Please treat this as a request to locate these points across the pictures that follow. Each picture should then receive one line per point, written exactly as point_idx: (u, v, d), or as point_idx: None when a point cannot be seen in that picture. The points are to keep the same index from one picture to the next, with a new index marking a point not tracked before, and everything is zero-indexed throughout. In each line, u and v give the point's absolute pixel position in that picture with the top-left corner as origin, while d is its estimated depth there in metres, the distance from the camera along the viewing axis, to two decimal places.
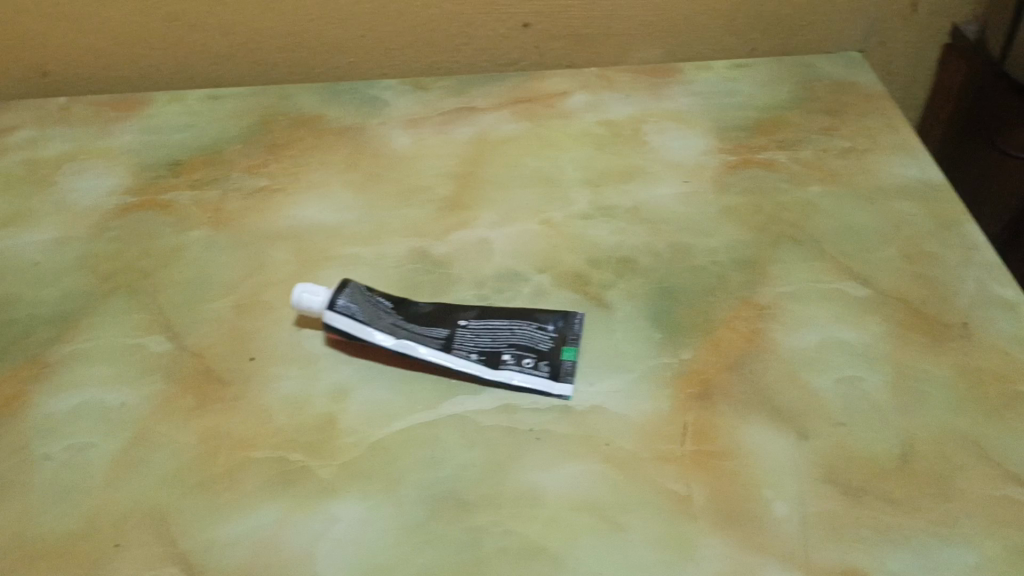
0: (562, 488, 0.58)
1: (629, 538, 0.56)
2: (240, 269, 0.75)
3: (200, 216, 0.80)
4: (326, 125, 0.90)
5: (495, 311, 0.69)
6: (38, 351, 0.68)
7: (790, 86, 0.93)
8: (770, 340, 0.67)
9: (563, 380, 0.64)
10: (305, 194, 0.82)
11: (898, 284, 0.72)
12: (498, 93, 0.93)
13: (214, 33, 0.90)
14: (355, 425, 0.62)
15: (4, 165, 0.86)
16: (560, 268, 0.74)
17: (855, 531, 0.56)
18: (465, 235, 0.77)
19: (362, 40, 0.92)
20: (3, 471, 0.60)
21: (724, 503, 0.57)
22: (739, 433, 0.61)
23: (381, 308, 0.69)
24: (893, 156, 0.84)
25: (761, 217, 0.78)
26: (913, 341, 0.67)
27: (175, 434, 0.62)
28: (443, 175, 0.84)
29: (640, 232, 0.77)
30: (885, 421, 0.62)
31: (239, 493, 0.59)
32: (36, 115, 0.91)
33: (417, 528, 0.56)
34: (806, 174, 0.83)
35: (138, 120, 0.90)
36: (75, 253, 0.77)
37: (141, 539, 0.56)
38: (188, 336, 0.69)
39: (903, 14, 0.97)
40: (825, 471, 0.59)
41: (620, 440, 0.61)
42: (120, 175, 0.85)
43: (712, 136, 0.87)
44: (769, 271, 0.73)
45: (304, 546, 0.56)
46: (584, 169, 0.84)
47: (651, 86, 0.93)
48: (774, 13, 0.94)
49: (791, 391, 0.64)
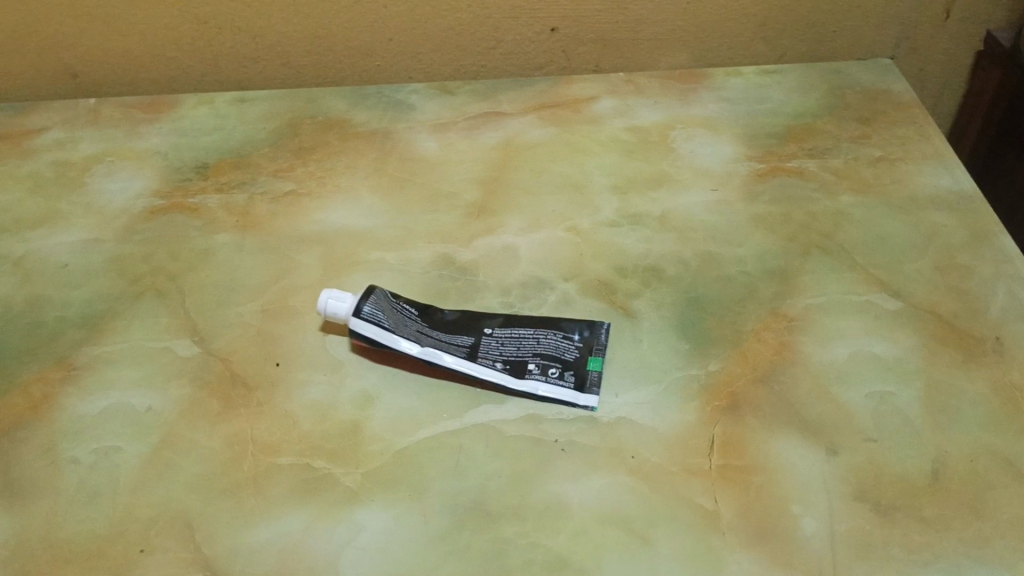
0: (589, 501, 0.58)
1: (656, 552, 0.55)
2: (267, 273, 0.75)
3: (227, 219, 0.80)
4: (352, 128, 0.90)
5: (520, 319, 0.69)
6: (67, 354, 0.68)
7: (820, 93, 0.92)
8: (800, 352, 0.67)
9: (589, 390, 0.64)
10: (331, 198, 0.82)
11: (930, 297, 0.71)
12: (525, 98, 0.92)
13: (242, 36, 0.90)
14: (381, 432, 0.62)
15: (34, 166, 0.86)
16: (587, 276, 0.73)
17: (885, 549, 0.55)
18: (491, 241, 0.77)
19: (389, 44, 0.92)
20: (31, 474, 0.61)
21: (752, 519, 0.57)
22: (768, 447, 0.61)
23: (406, 316, 0.69)
24: (925, 165, 0.83)
25: (790, 226, 0.77)
26: (946, 356, 0.66)
27: (201, 439, 0.62)
28: (470, 180, 0.84)
29: (668, 241, 0.77)
30: (917, 437, 0.61)
31: (264, 500, 0.59)
32: (66, 115, 0.92)
33: (442, 538, 0.56)
34: (837, 183, 0.82)
35: (167, 122, 0.91)
36: (104, 255, 0.77)
37: (167, 544, 0.57)
38: (214, 340, 0.69)
39: (936, 21, 0.95)
40: (855, 487, 0.58)
41: (646, 452, 0.60)
42: (148, 177, 0.85)
43: (741, 143, 0.86)
44: (798, 282, 0.72)
45: (330, 554, 0.56)
46: (611, 175, 0.84)
47: (679, 92, 0.93)
48: (805, 18, 0.93)
49: (820, 404, 0.63)
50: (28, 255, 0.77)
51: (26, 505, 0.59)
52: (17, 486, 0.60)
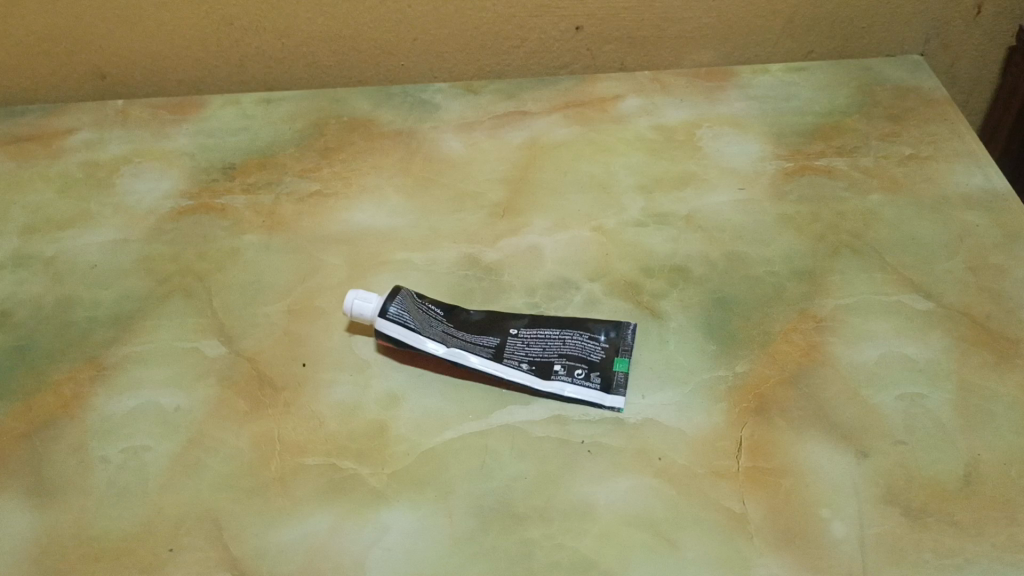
0: (615, 503, 0.57)
1: (682, 555, 0.55)
2: (293, 273, 0.75)
3: (255, 220, 0.80)
4: (378, 128, 0.90)
5: (546, 320, 0.69)
6: (96, 353, 0.69)
7: (849, 90, 0.91)
8: (829, 354, 0.66)
9: (616, 391, 0.64)
10: (357, 198, 0.82)
11: (962, 297, 0.70)
12: (550, 97, 0.92)
13: (268, 36, 0.90)
14: (406, 433, 0.62)
15: (64, 167, 0.87)
16: (613, 276, 0.73)
17: (916, 554, 0.54)
18: (516, 241, 0.77)
19: (414, 43, 0.92)
20: (62, 472, 0.61)
21: (781, 523, 0.56)
22: (796, 450, 0.60)
23: (432, 316, 0.69)
24: (957, 163, 0.82)
25: (819, 226, 0.77)
26: (978, 357, 0.65)
27: (229, 439, 0.63)
28: (496, 179, 0.83)
29: (695, 241, 0.76)
30: (949, 439, 0.60)
31: (291, 500, 0.59)
32: (95, 117, 0.93)
33: (468, 539, 0.56)
34: (867, 181, 0.81)
35: (194, 122, 0.91)
36: (133, 255, 0.78)
37: (195, 543, 0.57)
38: (242, 340, 0.69)
39: (967, 17, 0.93)
40: (885, 490, 0.58)
41: (673, 454, 0.60)
42: (176, 177, 0.86)
43: (769, 142, 0.86)
44: (827, 282, 0.72)
45: (356, 555, 0.56)
46: (637, 174, 0.83)
47: (706, 90, 0.92)
48: (834, 14, 0.92)
49: (850, 407, 0.62)
50: (58, 255, 0.78)
51: (57, 503, 0.59)
52: (49, 485, 0.60)
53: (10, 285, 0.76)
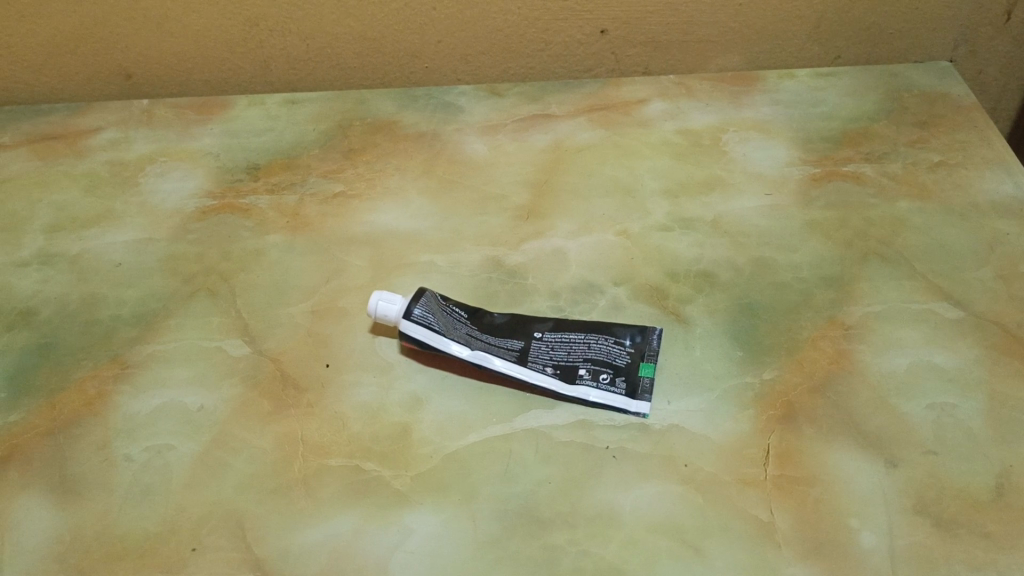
0: (642, 509, 0.57)
1: (708, 562, 0.54)
2: (317, 274, 0.75)
3: (278, 220, 0.80)
4: (402, 130, 0.90)
5: (572, 323, 0.69)
6: (121, 351, 0.69)
7: (877, 96, 0.90)
8: (858, 362, 0.65)
9: (641, 397, 0.63)
10: (381, 200, 0.82)
11: (993, 306, 0.69)
12: (574, 101, 0.92)
13: (293, 38, 0.90)
14: (430, 435, 0.62)
15: (90, 165, 0.88)
16: (638, 280, 0.73)
17: (947, 566, 0.54)
18: (540, 243, 0.77)
19: (439, 45, 0.92)
20: (86, 470, 0.61)
21: (810, 531, 0.56)
22: (825, 458, 0.59)
23: (455, 319, 0.69)
24: (987, 170, 0.81)
25: (846, 232, 0.76)
26: (1009, 367, 0.64)
27: (252, 439, 0.62)
28: (521, 182, 0.83)
29: (721, 246, 0.75)
30: (979, 450, 0.59)
31: (313, 502, 0.58)
32: (120, 116, 0.93)
33: (492, 544, 0.56)
34: (895, 188, 0.80)
35: (219, 123, 0.92)
36: (157, 254, 0.78)
37: (218, 543, 0.57)
38: (266, 340, 0.69)
39: (997, 24, 0.92)
40: (915, 500, 0.57)
41: (699, 461, 0.59)
42: (200, 177, 0.86)
43: (794, 146, 0.85)
44: (856, 289, 0.71)
45: (380, 556, 0.55)
46: (662, 178, 0.83)
47: (731, 95, 0.91)
48: (861, 19, 0.91)
49: (879, 416, 0.62)
50: (83, 254, 0.78)
51: (80, 501, 0.59)
52: (73, 482, 0.60)
53: (35, 282, 0.76)
